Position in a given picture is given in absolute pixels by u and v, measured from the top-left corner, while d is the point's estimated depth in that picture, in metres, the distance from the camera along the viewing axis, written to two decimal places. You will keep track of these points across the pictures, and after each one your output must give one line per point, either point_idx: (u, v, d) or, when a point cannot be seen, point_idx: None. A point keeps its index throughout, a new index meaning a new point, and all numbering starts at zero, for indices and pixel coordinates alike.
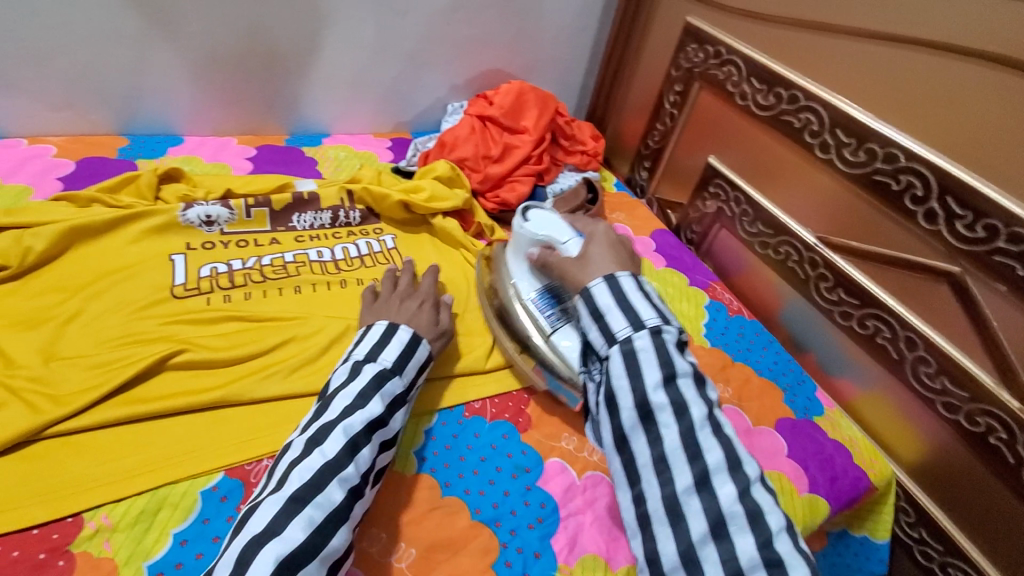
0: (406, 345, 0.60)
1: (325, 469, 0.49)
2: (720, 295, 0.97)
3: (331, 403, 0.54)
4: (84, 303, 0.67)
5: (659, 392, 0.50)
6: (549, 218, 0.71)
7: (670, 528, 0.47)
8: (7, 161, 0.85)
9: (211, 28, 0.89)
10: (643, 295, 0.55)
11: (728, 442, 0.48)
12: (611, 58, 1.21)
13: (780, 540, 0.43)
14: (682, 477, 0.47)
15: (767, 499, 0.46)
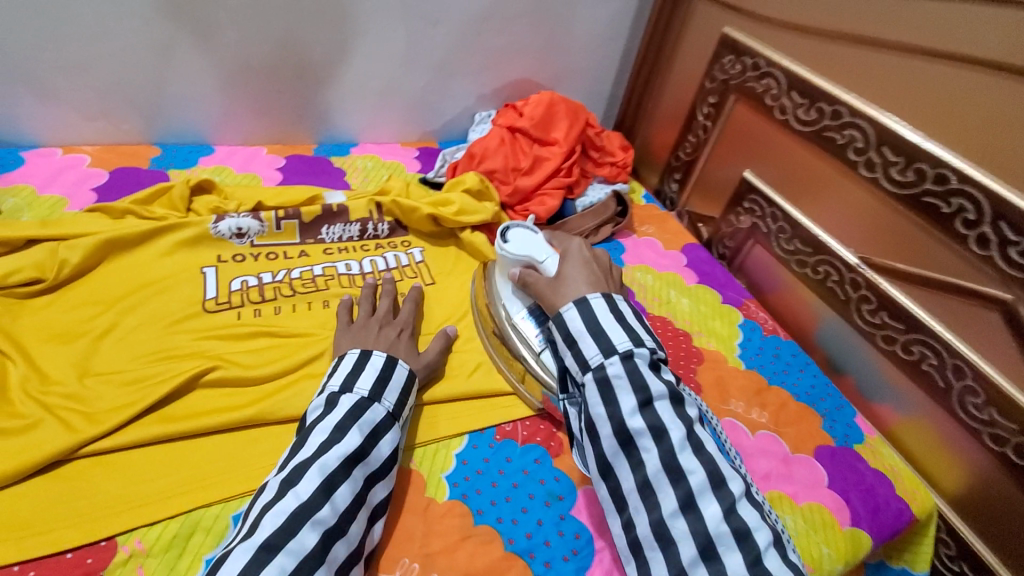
0: (382, 370, 0.58)
1: (299, 511, 0.46)
2: (754, 313, 0.94)
3: (308, 438, 0.52)
4: (118, 317, 0.67)
5: (635, 417, 0.52)
6: (527, 236, 0.73)
7: (661, 552, 0.49)
8: (43, 171, 0.86)
9: (242, 39, 0.89)
10: (616, 318, 0.58)
11: (710, 461, 0.51)
12: (643, 67, 1.18)
13: (769, 557, 0.46)
14: (668, 501, 0.50)
15: (753, 515, 0.49)
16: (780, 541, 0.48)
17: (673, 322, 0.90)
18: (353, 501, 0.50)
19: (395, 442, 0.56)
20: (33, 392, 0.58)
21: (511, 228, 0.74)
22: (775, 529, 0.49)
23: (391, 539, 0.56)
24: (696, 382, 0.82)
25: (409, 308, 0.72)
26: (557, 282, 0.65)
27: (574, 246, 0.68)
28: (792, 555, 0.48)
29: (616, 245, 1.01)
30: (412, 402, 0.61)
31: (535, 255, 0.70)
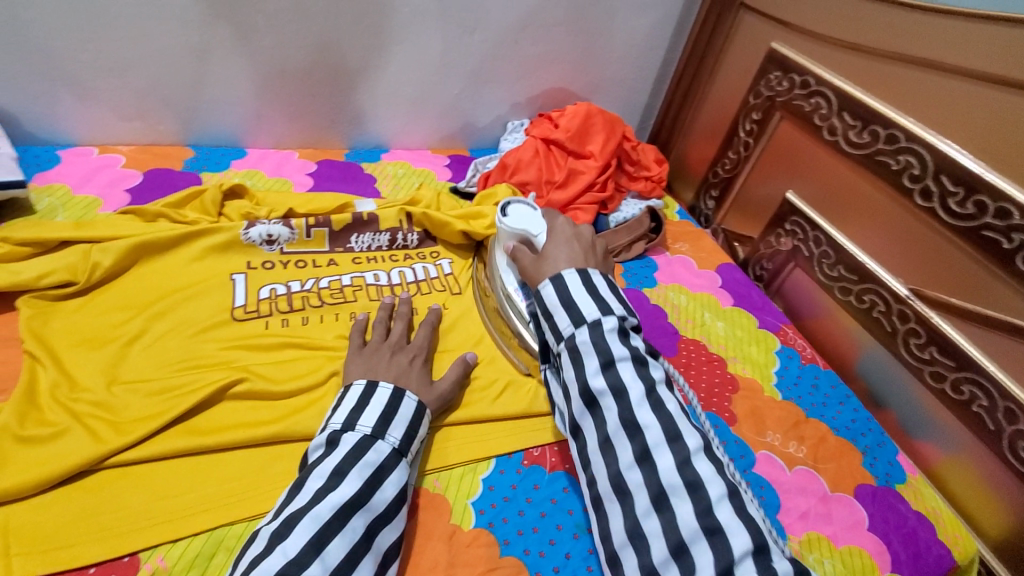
0: (386, 407, 0.57)
1: (286, 569, 0.43)
2: (792, 340, 0.91)
3: (304, 484, 0.50)
4: (147, 323, 0.67)
5: (598, 377, 0.54)
6: (523, 210, 0.74)
7: (620, 504, 0.50)
8: (79, 170, 0.86)
9: (278, 43, 0.89)
10: (588, 289, 0.59)
11: (668, 418, 0.51)
12: (682, 80, 1.16)
13: (720, 508, 0.46)
14: (625, 455, 0.51)
15: (709, 469, 0.48)
16: (737, 495, 0.47)
17: (707, 346, 0.87)
18: (349, 553, 0.47)
19: (400, 484, 0.54)
20: (61, 399, 0.58)
21: (511, 203, 0.74)
22: (731, 483, 0.48)
23: (414, 568, 0.54)
24: (730, 412, 0.79)
25: (423, 333, 0.70)
26: (542, 256, 0.66)
27: (558, 222, 0.70)
28: (751, 508, 0.47)
29: (649, 263, 0.99)
30: (421, 434, 0.59)
31: (530, 228, 0.71)
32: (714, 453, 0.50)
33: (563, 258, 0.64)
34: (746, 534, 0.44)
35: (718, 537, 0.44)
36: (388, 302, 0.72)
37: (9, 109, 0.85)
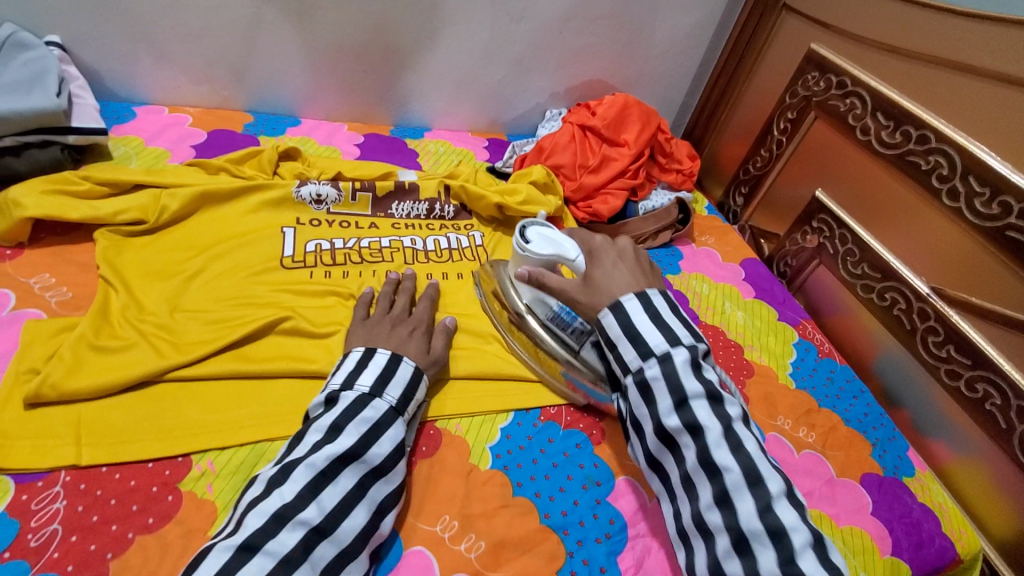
0: (384, 367, 0.58)
1: (283, 509, 0.46)
2: (811, 334, 0.93)
3: (304, 436, 0.52)
4: (207, 262, 0.73)
5: (672, 416, 0.51)
6: (548, 232, 0.69)
7: (703, 542, 0.50)
8: (151, 126, 0.93)
9: (340, 20, 0.95)
10: (651, 318, 0.55)
11: (748, 459, 0.49)
12: (720, 79, 1.18)
13: (805, 558, 0.44)
14: (704, 495, 0.50)
15: (792, 514, 0.47)
16: (823, 542, 0.46)
17: (726, 332, 0.90)
18: (343, 499, 0.49)
19: (397, 440, 0.55)
20: (131, 319, 0.64)
21: (528, 227, 0.71)
22: (816, 529, 0.46)
23: (435, 496, 0.59)
24: (743, 394, 0.81)
25: (424, 305, 0.71)
26: (589, 284, 0.61)
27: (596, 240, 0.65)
28: (836, 554, 0.46)
29: (673, 252, 1.02)
30: (419, 397, 0.60)
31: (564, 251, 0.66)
32: (798, 496, 0.48)
33: (614, 288, 0.59)
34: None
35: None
36: (392, 278, 0.73)
37: (93, 66, 0.93)
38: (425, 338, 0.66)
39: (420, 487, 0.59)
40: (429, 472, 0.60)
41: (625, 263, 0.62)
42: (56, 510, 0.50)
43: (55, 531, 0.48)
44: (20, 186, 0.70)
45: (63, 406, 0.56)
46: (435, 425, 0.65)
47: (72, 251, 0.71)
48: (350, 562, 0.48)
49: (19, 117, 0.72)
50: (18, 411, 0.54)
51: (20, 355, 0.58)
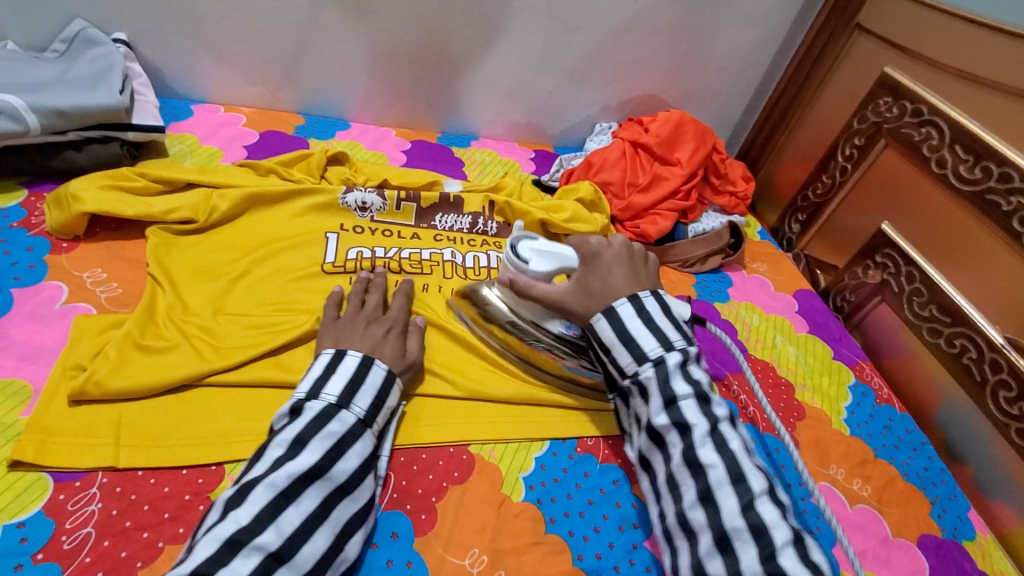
0: (353, 375, 0.56)
1: (238, 533, 0.43)
2: (868, 377, 0.87)
3: (265, 451, 0.50)
4: (252, 264, 0.73)
5: (660, 414, 0.53)
6: (540, 245, 0.64)
7: (686, 542, 0.50)
8: (206, 125, 0.95)
9: (396, 27, 0.95)
10: (644, 322, 0.56)
11: (731, 457, 0.50)
12: (781, 99, 1.12)
13: (785, 555, 0.45)
14: (688, 493, 0.50)
15: (774, 513, 0.47)
16: (803, 540, 0.46)
17: (776, 368, 0.85)
18: (305, 522, 0.47)
19: (363, 455, 0.53)
20: (175, 319, 0.64)
21: (517, 244, 0.65)
22: (796, 527, 0.47)
23: (465, 525, 0.57)
24: (792, 438, 0.76)
25: (399, 303, 0.68)
26: (582, 291, 0.60)
27: (591, 240, 0.62)
28: (816, 552, 0.46)
29: (722, 278, 0.97)
30: (391, 404, 0.58)
31: (566, 261, 0.63)
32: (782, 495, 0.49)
33: (609, 295, 0.59)
34: None
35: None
36: (365, 277, 0.70)
37: (156, 63, 0.95)
38: (400, 340, 0.64)
39: (451, 515, 0.57)
40: (460, 499, 0.58)
41: (627, 265, 0.61)
42: (91, 512, 0.50)
43: (88, 534, 0.48)
44: (80, 180, 0.72)
45: (105, 404, 0.56)
46: (470, 450, 0.63)
47: (124, 247, 0.72)
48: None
49: (83, 113, 0.73)
50: (62, 407, 0.55)
51: (68, 351, 0.58)
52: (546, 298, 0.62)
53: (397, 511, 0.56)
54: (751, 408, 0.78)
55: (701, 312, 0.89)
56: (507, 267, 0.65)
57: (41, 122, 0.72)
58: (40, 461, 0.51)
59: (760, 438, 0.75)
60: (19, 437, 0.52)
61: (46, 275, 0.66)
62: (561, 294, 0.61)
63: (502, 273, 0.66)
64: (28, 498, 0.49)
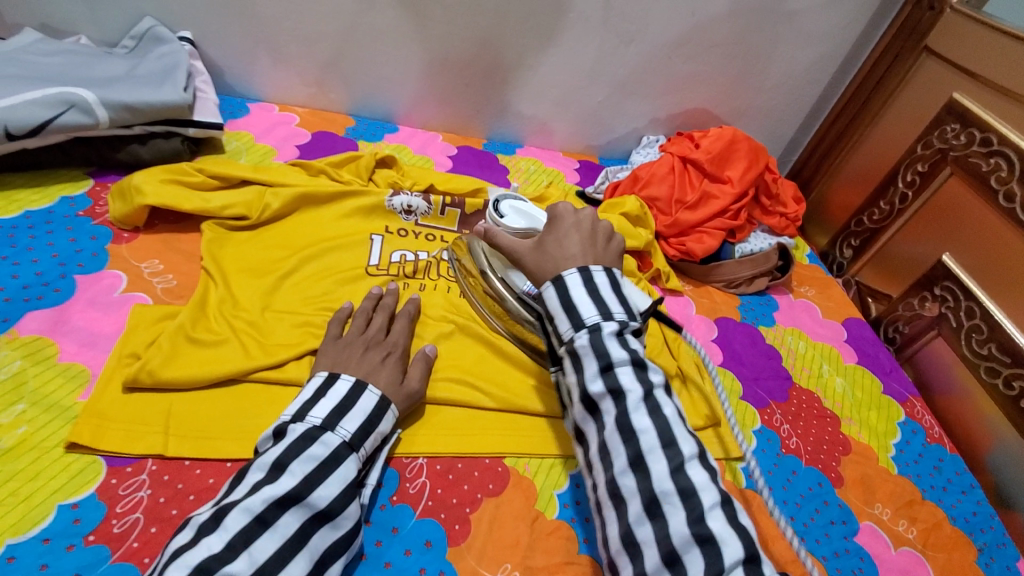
0: (343, 399, 0.55)
1: (209, 560, 0.42)
2: (919, 414, 0.83)
3: (246, 475, 0.49)
4: (301, 263, 0.74)
5: (596, 381, 0.50)
6: (521, 206, 0.73)
7: (615, 509, 0.48)
8: (262, 123, 0.97)
9: (450, 34, 0.95)
10: (588, 291, 0.53)
11: (664, 423, 0.48)
12: (839, 119, 1.08)
13: (712, 516, 0.44)
14: (619, 461, 0.48)
15: (702, 476, 0.46)
16: (729, 502, 0.46)
17: (822, 400, 0.82)
18: (280, 550, 0.45)
19: (345, 481, 0.50)
20: (226, 314, 0.66)
21: (501, 201, 0.75)
22: (723, 490, 0.46)
23: (497, 539, 0.56)
24: (837, 473, 0.73)
25: (401, 326, 0.67)
26: (538, 250, 0.59)
27: (557, 205, 0.61)
28: (741, 515, 0.46)
29: (768, 301, 0.95)
30: (382, 430, 0.57)
31: (536, 222, 0.71)
32: (709, 460, 0.48)
33: (562, 255, 0.57)
34: (737, 542, 0.42)
35: (709, 547, 0.42)
36: (372, 294, 0.69)
37: (218, 62, 0.98)
38: (399, 366, 0.62)
39: (484, 529, 0.57)
40: (494, 513, 0.58)
41: (584, 230, 0.59)
42: (140, 498, 0.51)
43: (137, 519, 0.50)
44: (143, 174, 0.74)
45: (157, 393, 0.58)
46: (505, 463, 0.62)
47: (180, 240, 0.74)
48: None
49: (149, 108, 0.76)
50: (117, 393, 0.56)
51: (125, 338, 0.60)
52: (508, 251, 0.62)
53: (430, 519, 0.56)
54: (794, 440, 0.76)
55: (744, 337, 0.87)
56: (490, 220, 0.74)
57: (110, 116, 0.74)
58: (95, 445, 0.52)
59: (803, 471, 0.72)
60: (77, 420, 0.54)
61: (107, 263, 0.68)
62: (519, 246, 0.61)
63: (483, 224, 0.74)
64: (82, 481, 0.51)
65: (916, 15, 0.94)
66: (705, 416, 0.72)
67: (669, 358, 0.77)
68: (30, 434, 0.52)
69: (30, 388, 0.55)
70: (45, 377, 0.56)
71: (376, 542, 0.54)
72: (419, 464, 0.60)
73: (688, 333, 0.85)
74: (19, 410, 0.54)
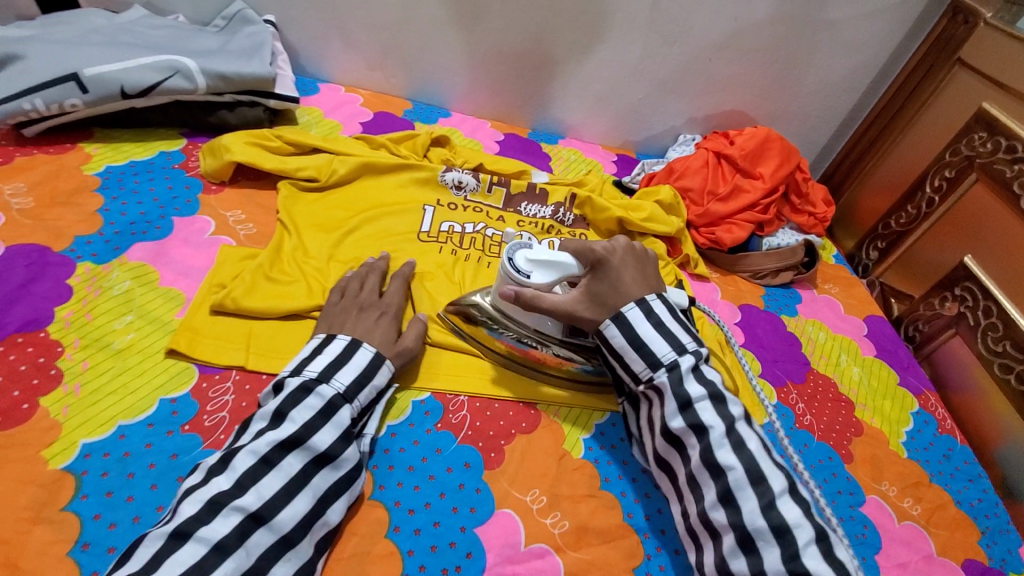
0: (338, 354, 0.59)
1: (220, 495, 0.48)
2: (932, 407, 0.87)
3: (251, 424, 0.54)
4: (362, 223, 0.82)
5: (677, 419, 0.57)
6: (536, 254, 0.64)
7: (711, 540, 0.54)
8: (330, 102, 1.07)
9: (505, 29, 1.04)
10: (655, 326, 0.60)
11: (749, 457, 0.54)
12: (873, 125, 1.12)
13: (807, 552, 0.49)
14: (708, 494, 0.55)
15: (795, 512, 0.51)
16: (824, 536, 0.51)
17: (838, 385, 0.86)
18: (284, 487, 0.50)
19: (342, 426, 0.55)
20: (297, 260, 0.74)
21: (513, 256, 0.64)
22: (818, 525, 0.51)
23: (528, 468, 0.63)
24: (847, 451, 0.78)
25: (396, 287, 0.71)
26: (594, 299, 0.62)
27: (595, 246, 0.63)
28: (838, 549, 0.50)
29: (792, 294, 0.99)
30: (377, 383, 0.60)
31: (564, 267, 0.63)
32: (799, 493, 0.53)
33: (623, 301, 0.62)
34: None
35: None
36: (368, 263, 0.73)
37: (295, 44, 1.08)
38: (394, 329, 0.66)
39: (517, 458, 0.63)
40: (525, 448, 0.64)
41: (633, 263, 0.65)
42: (226, 401, 0.59)
43: (224, 417, 0.58)
44: (230, 136, 0.84)
45: (237, 319, 0.66)
46: (538, 407, 0.69)
47: (260, 196, 0.83)
48: (290, 549, 0.49)
49: (239, 79, 0.85)
50: (206, 314, 0.65)
51: (214, 271, 0.69)
52: (555, 309, 0.62)
53: (470, 445, 0.63)
54: (808, 417, 0.80)
55: (765, 322, 0.92)
56: (507, 279, 0.64)
57: (207, 84, 0.84)
58: (189, 354, 0.61)
59: (815, 445, 0.77)
60: (174, 332, 0.63)
61: (198, 209, 0.77)
62: (572, 303, 0.62)
63: (502, 285, 0.64)
64: (179, 381, 0.60)
65: (950, 29, 0.99)
66: None
67: None
68: (137, 340, 0.62)
69: (137, 304, 0.65)
70: (149, 297, 0.66)
71: (422, 458, 0.61)
72: (460, 400, 0.67)
73: (712, 315, 0.91)
74: (128, 320, 0.63)
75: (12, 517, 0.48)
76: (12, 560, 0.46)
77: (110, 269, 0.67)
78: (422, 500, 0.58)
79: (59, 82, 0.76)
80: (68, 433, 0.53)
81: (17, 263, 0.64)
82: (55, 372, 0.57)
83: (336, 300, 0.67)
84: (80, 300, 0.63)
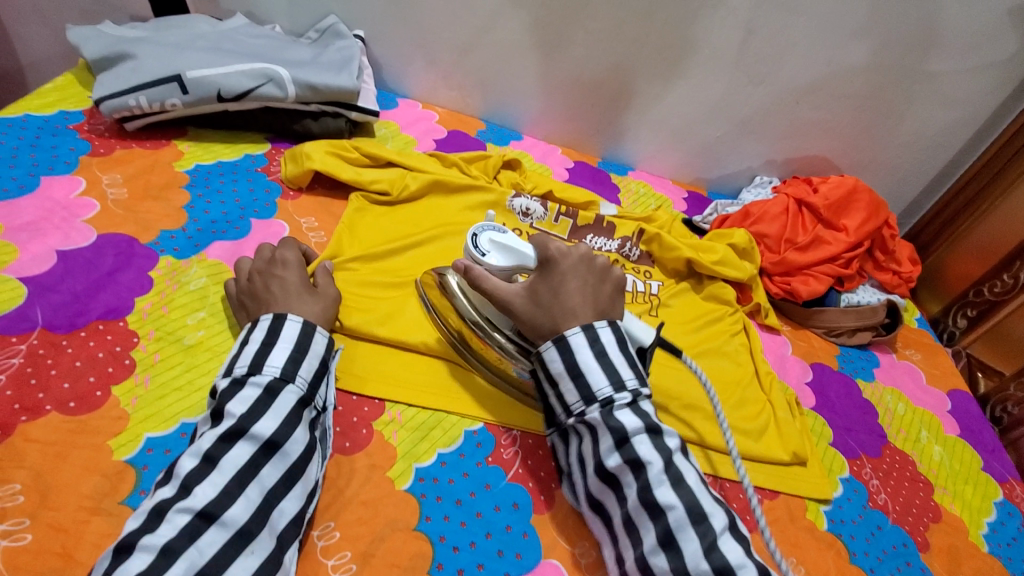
0: (267, 335, 0.57)
1: (165, 501, 0.46)
2: (1018, 498, 0.80)
3: (198, 430, 0.52)
4: (428, 240, 0.82)
5: (612, 456, 0.54)
6: (501, 240, 0.66)
7: None
8: (407, 117, 1.08)
9: (586, 58, 1.03)
10: (595, 355, 0.56)
11: (689, 495, 0.52)
12: (970, 184, 1.04)
13: None
14: (648, 537, 0.51)
15: (737, 552, 0.49)
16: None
17: (916, 463, 0.79)
18: (230, 482, 0.48)
19: (284, 411, 0.53)
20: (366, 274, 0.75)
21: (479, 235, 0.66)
22: (759, 563, 0.49)
23: (575, 515, 0.60)
24: (923, 538, 0.71)
25: (290, 248, 0.69)
26: (533, 299, 0.59)
27: (551, 244, 0.61)
28: None
29: (869, 356, 0.92)
30: (317, 349, 0.58)
31: (522, 259, 0.64)
32: (739, 531, 0.51)
33: (562, 310, 0.58)
34: None
35: None
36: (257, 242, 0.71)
37: (379, 59, 1.11)
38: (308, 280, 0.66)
39: (567, 505, 0.60)
40: None
41: (586, 275, 0.60)
42: None
43: None
44: (312, 144, 0.86)
45: None
46: None
47: (333, 206, 0.84)
48: (250, 542, 0.47)
49: (327, 89, 0.88)
50: None
51: None
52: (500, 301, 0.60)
53: (519, 485, 0.61)
54: (882, 495, 0.74)
55: (839, 386, 0.86)
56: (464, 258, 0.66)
57: (297, 93, 0.87)
58: None
59: (889, 528, 0.70)
60: None
61: (275, 213, 0.79)
62: (513, 297, 0.60)
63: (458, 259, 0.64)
64: None
65: None
66: (792, 452, 0.72)
67: (758, 390, 0.78)
68: (207, 337, 0.63)
69: (210, 301, 0.66)
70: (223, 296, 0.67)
71: (470, 494, 0.59)
72: (513, 435, 0.65)
73: (782, 372, 0.85)
74: (200, 316, 0.64)
75: (74, 505, 0.49)
76: (67, 550, 0.46)
77: (189, 265, 0.69)
78: (468, 538, 0.56)
79: (164, 82, 0.81)
80: (135, 425, 0.54)
81: (106, 252, 0.67)
82: (129, 362, 0.58)
83: (236, 280, 0.65)
84: (158, 292, 0.65)
